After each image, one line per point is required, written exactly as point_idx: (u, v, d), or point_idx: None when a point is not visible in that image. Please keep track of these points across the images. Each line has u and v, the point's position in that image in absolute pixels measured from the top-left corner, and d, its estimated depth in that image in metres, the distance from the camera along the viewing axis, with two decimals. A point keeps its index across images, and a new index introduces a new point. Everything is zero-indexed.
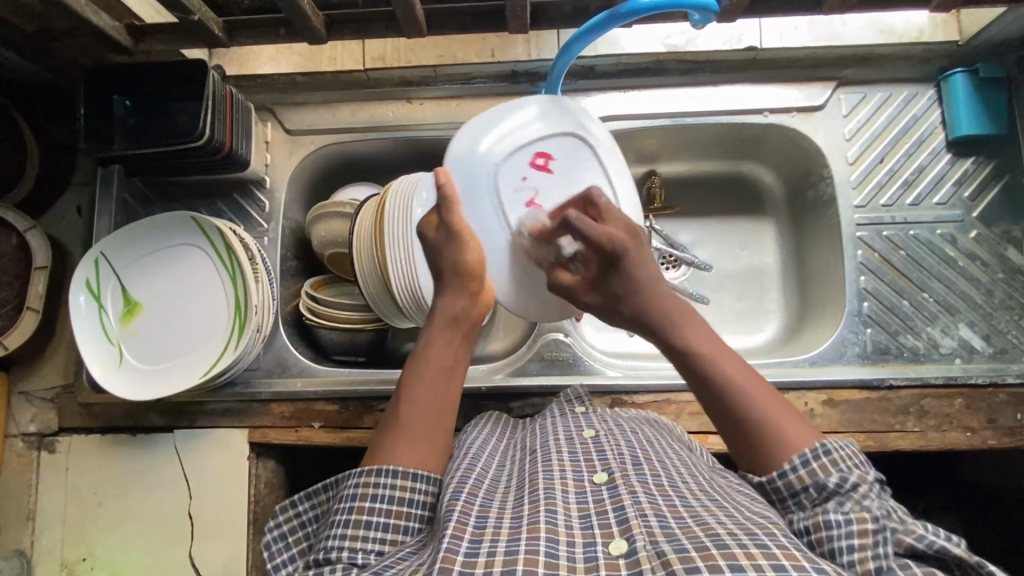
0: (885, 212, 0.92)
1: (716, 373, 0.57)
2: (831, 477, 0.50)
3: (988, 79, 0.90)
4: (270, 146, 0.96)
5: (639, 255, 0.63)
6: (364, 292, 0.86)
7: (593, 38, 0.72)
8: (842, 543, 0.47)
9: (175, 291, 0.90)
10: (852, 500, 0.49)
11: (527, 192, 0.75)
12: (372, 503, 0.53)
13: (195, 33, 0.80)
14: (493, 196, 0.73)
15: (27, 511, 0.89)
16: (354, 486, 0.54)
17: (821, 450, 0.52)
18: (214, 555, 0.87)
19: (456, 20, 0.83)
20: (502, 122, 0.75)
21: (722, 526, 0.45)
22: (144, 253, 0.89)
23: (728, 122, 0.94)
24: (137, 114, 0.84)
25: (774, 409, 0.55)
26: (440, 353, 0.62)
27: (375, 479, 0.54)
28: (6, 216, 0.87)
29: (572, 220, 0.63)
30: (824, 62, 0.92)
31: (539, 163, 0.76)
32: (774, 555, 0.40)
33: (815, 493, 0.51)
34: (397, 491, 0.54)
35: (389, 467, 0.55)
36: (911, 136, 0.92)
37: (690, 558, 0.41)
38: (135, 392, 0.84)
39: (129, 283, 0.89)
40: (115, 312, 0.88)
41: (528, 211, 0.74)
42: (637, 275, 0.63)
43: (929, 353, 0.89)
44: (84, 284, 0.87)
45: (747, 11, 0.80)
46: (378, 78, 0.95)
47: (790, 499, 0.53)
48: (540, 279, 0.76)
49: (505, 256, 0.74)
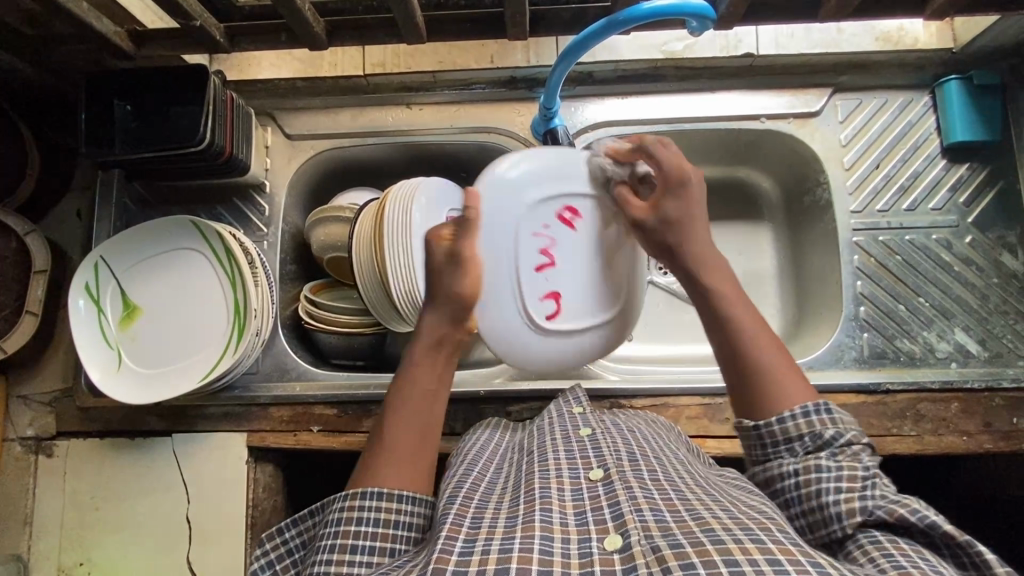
0: (881, 218, 0.93)
1: (718, 303, 0.63)
2: (828, 429, 0.54)
3: (982, 87, 0.91)
4: (270, 150, 0.96)
5: (697, 193, 0.68)
6: (364, 295, 0.86)
7: (592, 45, 0.73)
8: (829, 484, 0.51)
9: (174, 296, 0.90)
10: (844, 453, 0.53)
11: (544, 243, 0.75)
12: (357, 526, 0.53)
13: (195, 38, 0.81)
14: (510, 242, 0.74)
15: (25, 516, 0.89)
16: (338, 512, 0.55)
17: (821, 408, 0.55)
18: (212, 560, 0.87)
19: (455, 27, 0.84)
20: (566, 168, 0.76)
21: (717, 521, 0.45)
22: (143, 257, 0.90)
23: (725, 128, 0.95)
24: (136, 119, 0.84)
25: (780, 361, 0.59)
26: (424, 373, 0.65)
27: (360, 502, 0.54)
28: (5, 220, 0.88)
29: (651, 145, 0.69)
30: (820, 69, 0.93)
31: (568, 215, 0.76)
32: (768, 551, 0.40)
33: (810, 443, 0.54)
34: (383, 513, 0.54)
35: (373, 490, 0.55)
36: (907, 142, 0.93)
37: (685, 554, 0.41)
38: (134, 396, 0.84)
39: (127, 288, 0.89)
40: (115, 316, 0.88)
41: (536, 264, 0.75)
42: (690, 209, 0.67)
43: (925, 358, 0.89)
44: (83, 289, 0.87)
45: (744, 18, 0.80)
46: (377, 83, 0.95)
47: (781, 444, 0.56)
48: (529, 333, 0.76)
49: (505, 298, 0.75)
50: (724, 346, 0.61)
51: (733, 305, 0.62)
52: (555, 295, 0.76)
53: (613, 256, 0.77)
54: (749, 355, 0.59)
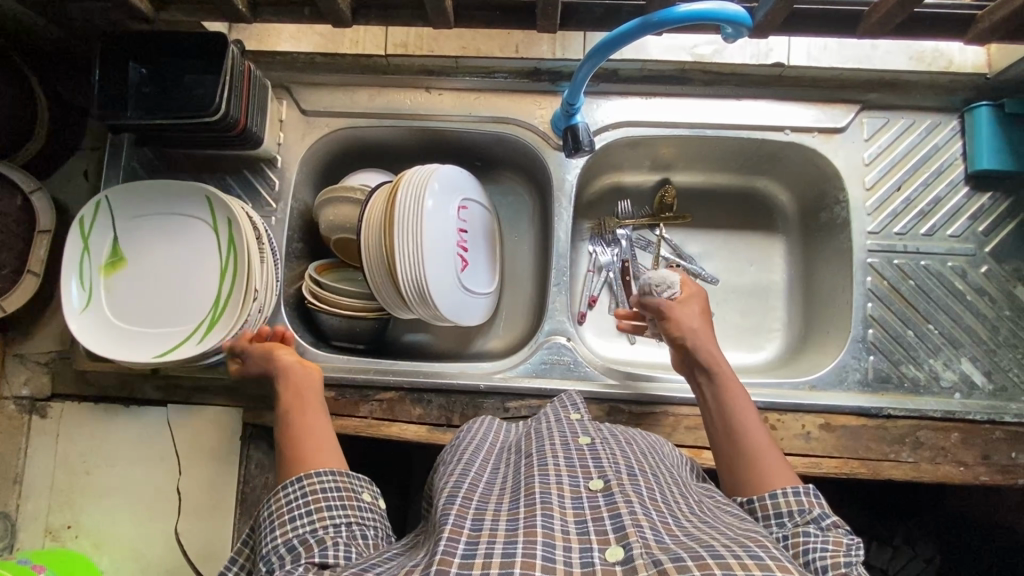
0: (897, 241, 0.92)
1: (739, 447, 0.65)
2: (816, 508, 0.56)
3: (1013, 116, 0.89)
4: (284, 124, 0.95)
5: (697, 315, 0.77)
6: (369, 279, 0.84)
7: (622, 44, 0.72)
8: (815, 548, 0.52)
9: (152, 260, 0.88)
10: (830, 529, 0.54)
11: (462, 245, 0.89)
12: (289, 508, 0.58)
13: (217, 5, 0.79)
14: (464, 261, 0.89)
15: (14, 475, 0.89)
16: (268, 511, 0.59)
17: (809, 489, 0.58)
18: (200, 534, 0.87)
19: (485, 14, 0.82)
20: (447, 180, 0.86)
21: (717, 540, 0.45)
22: (142, 207, 0.88)
23: (748, 138, 0.94)
24: (151, 83, 0.83)
25: (769, 453, 0.64)
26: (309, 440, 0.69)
27: (282, 493, 0.60)
28: (12, 176, 0.86)
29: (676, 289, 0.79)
30: (850, 84, 0.92)
31: (462, 216, 0.90)
32: (767, 567, 0.40)
33: (798, 518, 0.56)
34: (304, 488, 0.59)
35: (291, 483, 0.60)
36: (930, 166, 0.92)
37: (687, 567, 0.41)
38: (95, 342, 0.83)
39: (124, 236, 0.87)
40: (101, 261, 0.86)
41: (462, 266, 0.89)
42: (693, 326, 0.75)
43: (930, 386, 0.88)
44: (78, 223, 0.85)
45: (781, 28, 0.78)
46: (398, 64, 0.94)
47: (773, 518, 0.58)
48: (467, 300, 0.90)
49: (460, 301, 0.88)
50: (733, 462, 0.65)
51: (746, 422, 0.67)
52: (467, 264, 0.90)
53: (208, 265, 0.87)
54: (735, 441, 0.66)
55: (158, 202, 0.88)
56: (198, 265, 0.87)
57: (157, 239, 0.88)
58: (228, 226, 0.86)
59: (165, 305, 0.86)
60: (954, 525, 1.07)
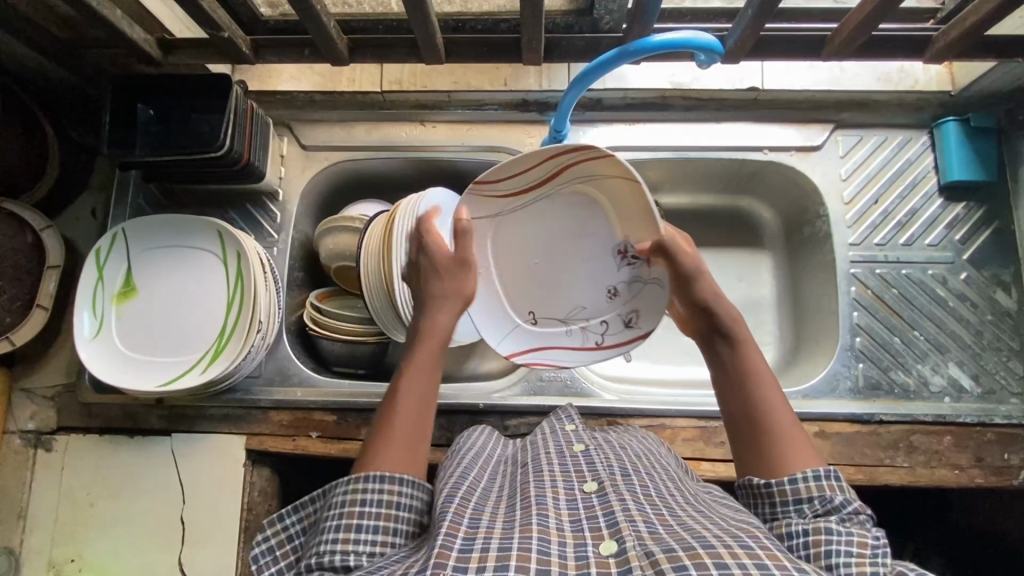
0: (878, 251, 0.95)
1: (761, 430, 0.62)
2: (837, 495, 0.55)
3: (979, 129, 0.94)
4: (285, 159, 0.99)
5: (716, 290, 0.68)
6: (369, 305, 0.88)
7: (603, 71, 0.76)
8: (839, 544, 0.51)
9: (163, 289, 0.90)
10: (852, 520, 0.54)
11: None
12: (361, 508, 0.55)
13: (222, 47, 0.84)
14: None
15: (19, 509, 0.89)
16: (343, 494, 0.56)
17: (830, 472, 0.57)
18: (204, 562, 0.87)
19: (473, 50, 0.88)
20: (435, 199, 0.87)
21: (709, 531, 0.46)
22: (154, 239, 0.91)
23: (728, 158, 0.98)
24: (159, 123, 0.87)
25: (790, 431, 0.61)
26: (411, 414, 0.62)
27: (363, 485, 0.56)
28: (23, 215, 0.89)
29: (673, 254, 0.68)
30: (822, 105, 0.96)
31: None
32: (756, 556, 0.42)
33: (818, 505, 0.55)
34: (385, 496, 0.56)
35: (375, 475, 0.57)
36: (904, 180, 0.96)
37: (678, 557, 0.42)
38: (104, 369, 0.85)
39: (135, 266, 0.90)
40: (113, 289, 0.89)
41: None
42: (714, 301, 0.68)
43: (919, 391, 0.90)
44: (94, 251, 0.88)
45: (750, 54, 0.83)
46: (394, 100, 0.99)
47: (791, 504, 0.57)
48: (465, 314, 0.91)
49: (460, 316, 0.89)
50: (750, 443, 0.62)
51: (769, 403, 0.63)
52: None
53: (215, 297, 0.90)
54: (758, 426, 0.62)
55: (169, 234, 0.91)
56: (206, 295, 0.90)
57: (168, 269, 0.91)
58: (237, 257, 0.89)
59: (173, 334, 0.89)
60: (959, 536, 1.06)
